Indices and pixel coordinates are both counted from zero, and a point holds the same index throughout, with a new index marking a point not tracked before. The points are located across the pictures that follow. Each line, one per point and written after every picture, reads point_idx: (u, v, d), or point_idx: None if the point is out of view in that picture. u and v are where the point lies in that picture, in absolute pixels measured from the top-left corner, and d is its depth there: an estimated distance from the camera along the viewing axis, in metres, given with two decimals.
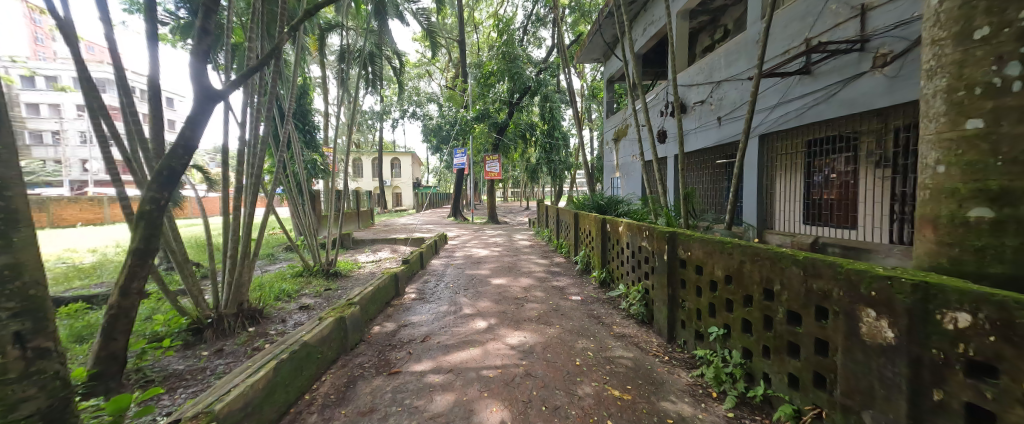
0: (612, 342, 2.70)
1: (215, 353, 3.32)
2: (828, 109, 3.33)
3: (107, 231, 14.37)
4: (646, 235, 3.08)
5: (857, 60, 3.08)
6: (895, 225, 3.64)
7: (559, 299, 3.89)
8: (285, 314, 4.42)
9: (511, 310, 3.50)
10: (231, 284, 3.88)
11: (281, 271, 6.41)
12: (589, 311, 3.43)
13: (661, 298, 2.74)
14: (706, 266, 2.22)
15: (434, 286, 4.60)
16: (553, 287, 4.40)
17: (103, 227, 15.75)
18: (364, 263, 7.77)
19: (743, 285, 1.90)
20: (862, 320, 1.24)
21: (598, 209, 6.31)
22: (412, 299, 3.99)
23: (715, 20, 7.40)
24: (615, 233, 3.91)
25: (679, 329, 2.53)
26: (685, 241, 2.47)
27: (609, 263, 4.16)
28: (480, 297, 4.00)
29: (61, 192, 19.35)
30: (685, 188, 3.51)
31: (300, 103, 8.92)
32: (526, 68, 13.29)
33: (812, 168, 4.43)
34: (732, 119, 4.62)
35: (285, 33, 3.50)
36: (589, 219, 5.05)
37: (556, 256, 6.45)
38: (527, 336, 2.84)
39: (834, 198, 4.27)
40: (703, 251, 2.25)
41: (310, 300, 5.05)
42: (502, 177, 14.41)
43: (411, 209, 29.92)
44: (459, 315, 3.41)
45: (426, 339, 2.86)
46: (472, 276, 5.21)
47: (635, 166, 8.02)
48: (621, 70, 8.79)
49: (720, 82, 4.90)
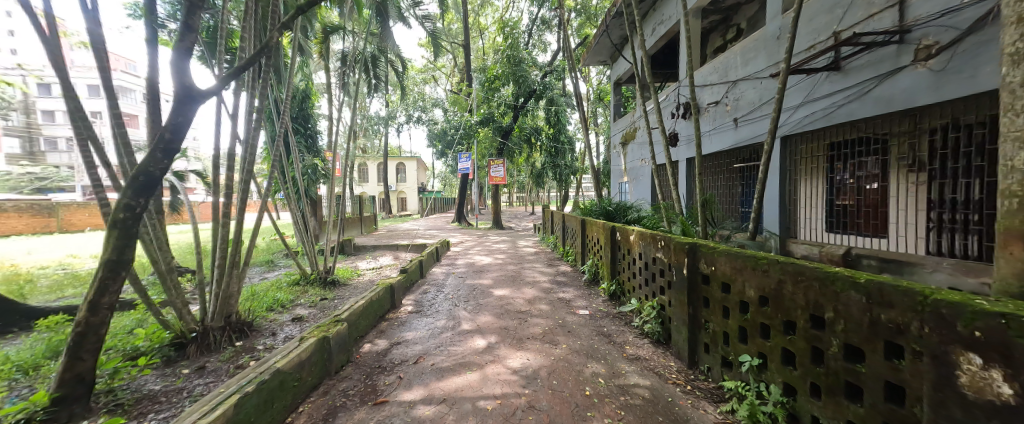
0: (625, 367, 2.42)
1: (196, 372, 3.09)
2: (861, 107, 3.04)
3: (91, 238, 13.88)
4: (662, 246, 2.81)
5: (895, 54, 2.78)
6: (932, 235, 3.31)
7: (565, 313, 3.62)
8: (276, 326, 4.21)
9: (514, 326, 3.24)
10: (218, 295, 3.67)
11: (278, 279, 6.22)
12: (598, 328, 3.15)
13: (680, 318, 2.46)
14: (735, 285, 1.95)
15: (433, 298, 4.36)
16: (559, 299, 4.12)
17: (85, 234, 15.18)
18: (364, 271, 7.56)
19: (782, 308, 1.62)
20: (961, 368, 0.95)
21: (606, 215, 6.03)
22: (408, 313, 3.75)
23: (727, 19, 7.15)
24: (626, 242, 3.64)
25: (702, 354, 2.24)
26: (708, 255, 2.19)
27: (618, 274, 3.89)
28: (480, 310, 3.74)
29: (72, 197, 19.61)
30: (702, 195, 3.22)
31: (302, 107, 8.83)
32: (532, 72, 13.15)
33: (836, 172, 4.11)
34: (750, 120, 4.34)
35: (277, 31, 3.34)
36: (597, 227, 4.78)
37: (562, 265, 6.18)
38: (530, 358, 2.57)
39: (859, 205, 3.93)
40: (731, 267, 1.97)
41: (304, 310, 4.83)
42: (506, 182, 14.18)
43: (416, 214, 29.83)
44: (458, 331, 3.15)
45: (419, 361, 2.61)
46: (474, 286, 4.97)
47: (643, 171, 7.73)
48: (628, 72, 8.56)
49: (735, 81, 4.63)
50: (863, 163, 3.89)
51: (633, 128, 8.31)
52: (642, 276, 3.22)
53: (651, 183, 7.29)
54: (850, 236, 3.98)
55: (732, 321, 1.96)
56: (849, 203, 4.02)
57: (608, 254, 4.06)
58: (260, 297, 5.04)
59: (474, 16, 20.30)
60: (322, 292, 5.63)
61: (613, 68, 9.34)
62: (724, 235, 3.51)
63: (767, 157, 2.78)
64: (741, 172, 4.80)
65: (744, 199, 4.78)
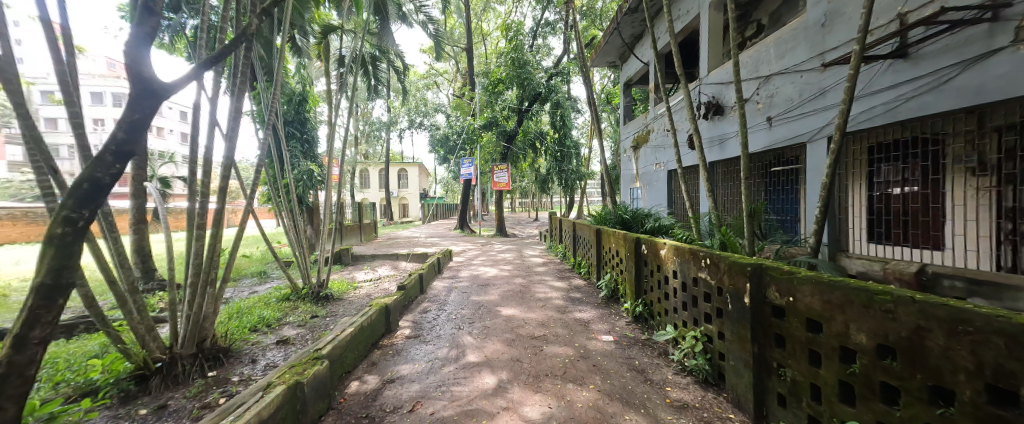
0: (672, 419, 1.93)
1: (154, 413, 2.62)
2: (938, 99, 2.59)
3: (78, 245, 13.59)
4: (708, 265, 2.35)
5: (987, 34, 2.33)
6: (1004, 248, 2.79)
7: (585, 339, 3.13)
8: (257, 352, 3.75)
9: (527, 357, 2.76)
10: (188, 318, 3.21)
11: (268, 294, 5.77)
12: (628, 360, 2.67)
13: (741, 357, 1.98)
14: (831, 324, 1.47)
15: (433, 318, 3.88)
16: (576, 321, 3.64)
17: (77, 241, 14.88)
18: (361, 283, 7.09)
19: (925, 369, 1.14)
20: None
21: (622, 224, 5.56)
22: (405, 338, 3.27)
23: (746, 15, 6.75)
24: (654, 256, 3.19)
25: (776, 408, 1.76)
26: (783, 281, 1.72)
27: (645, 292, 3.41)
28: (487, 335, 3.27)
29: None
30: (750, 202, 2.72)
31: (298, 111, 8.45)
32: (537, 74, 12.80)
33: (876, 178, 3.62)
34: (790, 119, 3.89)
35: (258, 16, 2.93)
36: (614, 237, 4.32)
37: (575, 278, 5.70)
38: (551, 404, 2.08)
39: (904, 214, 3.42)
40: (824, 301, 1.50)
41: (292, 331, 4.36)
42: (511, 188, 13.74)
43: (418, 220, 29.38)
44: (462, 365, 2.68)
45: (415, 408, 2.11)
46: (479, 303, 4.48)
47: (658, 175, 7.27)
48: (640, 72, 8.16)
49: (768, 76, 4.20)
50: (908, 168, 3.38)
51: (646, 131, 7.88)
52: (677, 297, 2.76)
53: (667, 189, 6.82)
54: (898, 249, 3.44)
55: (827, 372, 1.49)
56: (894, 211, 3.50)
57: (632, 268, 3.60)
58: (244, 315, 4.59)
59: (477, 20, 20.11)
60: (314, 308, 5.17)
61: (624, 68, 8.93)
62: (771, 249, 3.03)
63: (833, 159, 2.31)
64: (778, 176, 4.37)
65: (781, 206, 4.33)
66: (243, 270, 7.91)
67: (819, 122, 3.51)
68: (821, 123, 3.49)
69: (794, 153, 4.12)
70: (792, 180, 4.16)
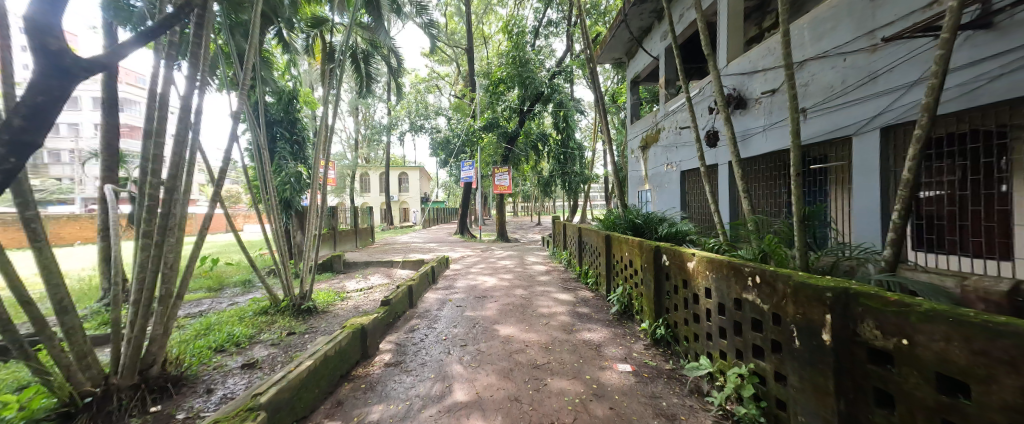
0: None
1: None
2: None
3: (65, 251, 13.09)
4: (757, 284, 1.85)
5: None
6: None
7: (598, 369, 2.60)
8: (216, 379, 3.24)
9: (528, 395, 2.25)
10: (128, 343, 2.70)
11: (246, 307, 5.28)
12: (655, 401, 2.14)
13: (816, 413, 1.46)
14: (988, 389, 0.95)
15: (420, 339, 3.37)
16: (585, 344, 3.12)
17: (67, 247, 14.43)
18: (350, 293, 6.58)
19: None
20: None
21: (633, 230, 5.05)
22: (383, 367, 2.75)
23: (763, 5, 6.28)
24: (679, 269, 2.69)
25: None
26: (887, 316, 1.20)
27: (667, 311, 2.90)
28: (480, 363, 2.75)
29: (73, 209, 19.30)
30: (803, 205, 2.19)
31: (288, 110, 8.03)
32: (540, 73, 12.38)
33: (923, 176, 3.03)
34: (829, 110, 3.40)
35: None
36: (627, 244, 3.83)
37: (581, 289, 5.18)
38: None
39: (959, 218, 2.81)
40: (972, 352, 0.98)
41: (263, 351, 3.86)
42: (512, 191, 13.26)
43: (419, 225, 28.84)
44: (446, 405, 2.16)
45: None
46: (474, 320, 3.96)
47: (670, 177, 6.77)
48: (648, 68, 7.71)
49: (801, 63, 3.71)
50: (962, 166, 2.76)
51: (656, 130, 7.39)
52: (713, 320, 2.25)
53: (681, 191, 6.31)
54: (950, 258, 2.83)
55: None
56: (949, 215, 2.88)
57: (650, 281, 3.10)
58: (211, 334, 4.09)
59: (479, 23, 19.83)
60: (293, 324, 4.67)
61: (632, 64, 8.44)
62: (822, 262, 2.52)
63: (917, 148, 1.79)
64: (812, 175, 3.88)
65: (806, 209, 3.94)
66: (227, 278, 7.44)
67: (870, 112, 3.02)
68: (872, 112, 3.00)
69: (823, 152, 3.75)
70: (819, 181, 3.80)
